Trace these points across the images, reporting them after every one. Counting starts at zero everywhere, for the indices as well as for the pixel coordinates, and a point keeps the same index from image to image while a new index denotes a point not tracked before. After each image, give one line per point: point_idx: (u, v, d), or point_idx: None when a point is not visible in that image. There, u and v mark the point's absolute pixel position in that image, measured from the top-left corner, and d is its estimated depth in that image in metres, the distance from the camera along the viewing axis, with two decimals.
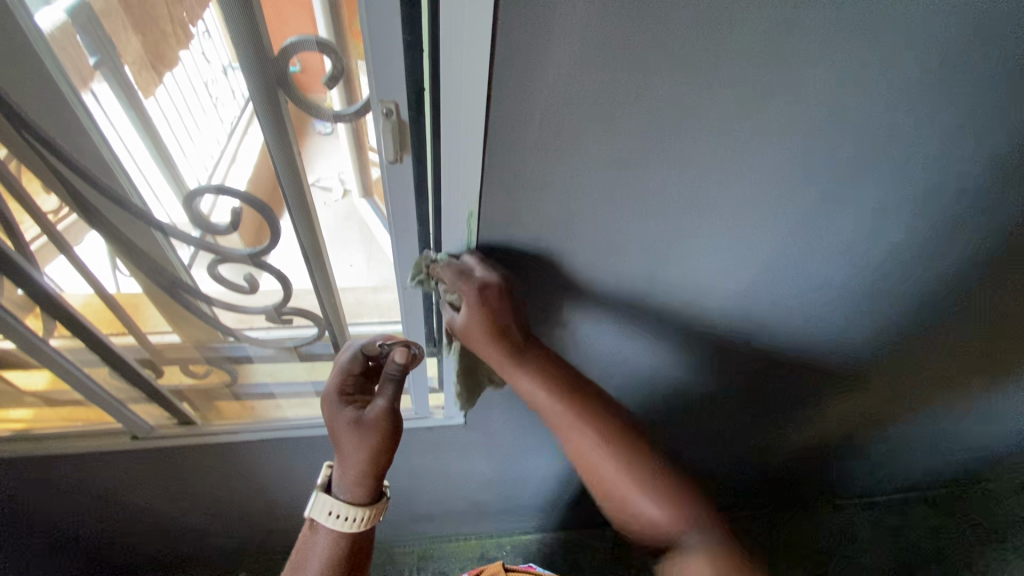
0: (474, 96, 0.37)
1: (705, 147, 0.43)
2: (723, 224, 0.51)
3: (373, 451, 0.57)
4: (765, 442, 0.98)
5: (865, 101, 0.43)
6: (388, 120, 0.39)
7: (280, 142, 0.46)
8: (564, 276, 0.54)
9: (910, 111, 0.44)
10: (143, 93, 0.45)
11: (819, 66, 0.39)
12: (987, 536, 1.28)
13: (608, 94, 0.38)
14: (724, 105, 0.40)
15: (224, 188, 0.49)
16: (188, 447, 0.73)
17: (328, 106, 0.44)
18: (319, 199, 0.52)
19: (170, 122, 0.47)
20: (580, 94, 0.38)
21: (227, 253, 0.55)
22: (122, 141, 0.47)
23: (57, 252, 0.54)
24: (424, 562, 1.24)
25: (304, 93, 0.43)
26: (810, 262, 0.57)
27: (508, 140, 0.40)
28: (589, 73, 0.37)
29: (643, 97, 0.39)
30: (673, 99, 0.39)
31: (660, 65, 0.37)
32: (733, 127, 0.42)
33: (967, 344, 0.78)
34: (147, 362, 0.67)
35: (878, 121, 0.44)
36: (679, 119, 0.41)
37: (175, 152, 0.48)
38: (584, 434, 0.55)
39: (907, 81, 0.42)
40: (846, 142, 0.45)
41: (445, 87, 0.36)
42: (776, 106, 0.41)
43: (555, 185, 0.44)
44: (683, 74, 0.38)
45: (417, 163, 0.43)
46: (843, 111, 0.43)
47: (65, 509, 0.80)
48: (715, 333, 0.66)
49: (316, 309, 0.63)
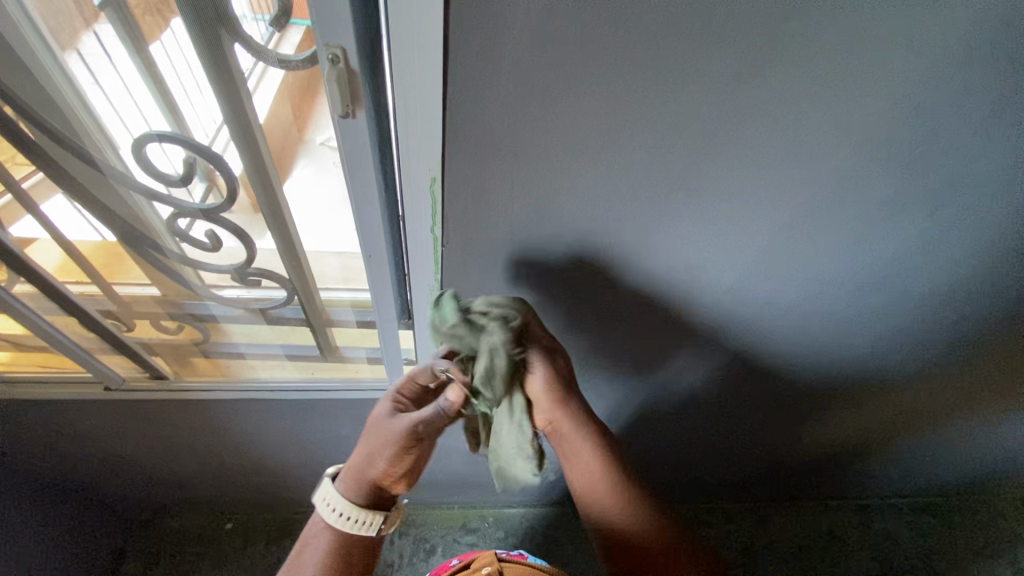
0: (430, 44, 0.33)
1: (690, 118, 0.39)
2: (710, 206, 0.47)
3: (391, 462, 0.55)
4: (754, 439, 0.94)
5: (870, 80, 0.38)
6: (334, 68, 0.35)
7: (223, 86, 0.43)
8: (538, 253, 0.51)
9: (924, 91, 0.39)
10: (149, 38, 0.41)
11: (817, 31, 0.35)
12: (980, 549, 1.24)
13: (582, 54, 0.35)
14: (709, 71, 0.37)
15: (226, 155, 0.48)
16: (160, 401, 0.73)
17: (271, 49, 0.39)
18: (326, 158, 0.46)
19: (180, 76, 0.43)
20: (547, 49, 0.34)
21: (180, 205, 0.53)
22: (128, 92, 0.45)
23: (23, 210, 0.54)
24: (406, 527, 1.25)
25: (245, 30, 0.39)
26: (807, 254, 0.53)
27: (471, 98, 0.37)
28: (559, 29, 0.33)
29: (620, 59, 0.35)
30: (652, 60, 0.36)
31: (636, 23, 0.34)
32: (721, 97, 0.38)
33: (974, 355, 0.73)
34: (111, 313, 0.66)
35: (885, 102, 0.40)
36: (659, 84, 0.37)
37: (181, 100, 0.45)
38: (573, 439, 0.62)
39: (920, 59, 0.37)
40: (846, 125, 0.41)
41: (395, 31, 0.33)
42: (769, 76, 0.37)
43: (525, 153, 0.41)
44: (661, 31, 0.34)
45: (375, 120, 0.39)
46: (846, 87, 0.39)
47: (47, 450, 0.82)
48: (701, 323, 0.62)
49: (283, 273, 0.60)
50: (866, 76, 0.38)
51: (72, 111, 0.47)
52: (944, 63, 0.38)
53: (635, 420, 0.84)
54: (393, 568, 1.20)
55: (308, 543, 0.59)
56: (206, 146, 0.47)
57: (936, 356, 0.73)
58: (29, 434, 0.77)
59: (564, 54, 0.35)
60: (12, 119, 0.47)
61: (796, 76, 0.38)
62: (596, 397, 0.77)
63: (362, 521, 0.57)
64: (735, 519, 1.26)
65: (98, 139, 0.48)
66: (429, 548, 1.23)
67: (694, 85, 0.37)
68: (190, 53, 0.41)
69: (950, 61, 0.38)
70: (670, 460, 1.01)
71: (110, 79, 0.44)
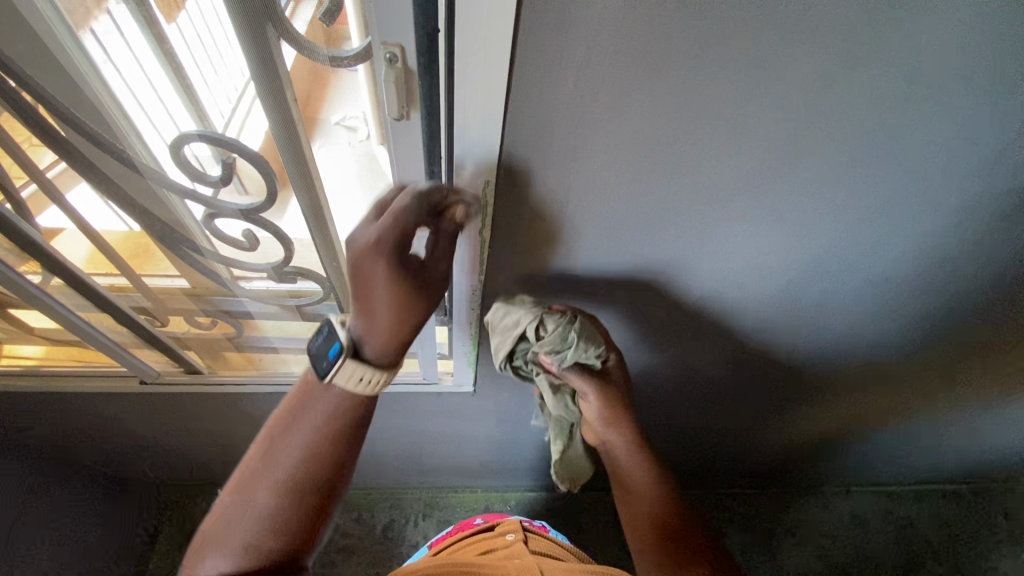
0: (498, 54, 0.33)
1: (749, 121, 0.39)
2: (760, 204, 0.46)
3: (402, 312, 0.44)
4: (782, 425, 0.94)
5: (937, 80, 0.37)
6: (392, 68, 0.34)
7: (269, 89, 0.40)
8: (583, 252, 0.51)
9: (993, 90, 0.38)
10: (166, 18, 0.39)
11: (886, 33, 0.34)
12: (1004, 537, 1.23)
13: (649, 61, 0.34)
14: (772, 73, 0.35)
15: (232, 143, 0.45)
16: (195, 394, 0.73)
17: (285, 13, 0.36)
18: (341, 138, 0.47)
19: (193, 51, 0.41)
20: (614, 58, 0.34)
21: (214, 204, 0.51)
22: (146, 79, 0.42)
23: (48, 201, 0.53)
24: (429, 510, 1.27)
25: (289, 14, 0.37)
26: (852, 249, 0.53)
27: (535, 101, 0.36)
28: (630, 37, 0.33)
29: (691, 57, 0.34)
30: (717, 66, 0.35)
31: (710, 22, 0.32)
32: (783, 99, 0.37)
33: (1010, 341, 0.73)
34: (143, 309, 0.65)
35: (957, 96, 0.38)
36: (724, 85, 0.36)
37: (198, 82, 0.42)
38: (619, 435, 0.66)
39: (1000, 53, 0.36)
40: (914, 117, 0.40)
41: (461, 37, 0.31)
42: (831, 79, 0.36)
43: (584, 150, 0.40)
44: (728, 35, 0.33)
45: (427, 120, 0.38)
46: (908, 88, 0.38)
47: (82, 441, 0.83)
48: (737, 315, 0.62)
49: (319, 270, 0.59)
50: (940, 71, 0.37)
51: (97, 109, 0.44)
52: (1017, 64, 0.37)
53: (661, 405, 0.85)
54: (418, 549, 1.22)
55: (298, 408, 0.49)
56: (236, 140, 0.45)
57: (972, 345, 0.72)
58: (65, 425, 0.78)
59: (633, 54, 0.34)
60: (43, 118, 0.45)
61: (870, 67, 0.36)
62: None
63: (366, 387, 0.48)
64: (756, 506, 1.26)
65: (126, 133, 0.45)
66: None
67: (763, 82, 0.36)
68: (214, 36, 0.40)
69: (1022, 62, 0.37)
70: (694, 445, 1.02)
71: (139, 77, 0.42)
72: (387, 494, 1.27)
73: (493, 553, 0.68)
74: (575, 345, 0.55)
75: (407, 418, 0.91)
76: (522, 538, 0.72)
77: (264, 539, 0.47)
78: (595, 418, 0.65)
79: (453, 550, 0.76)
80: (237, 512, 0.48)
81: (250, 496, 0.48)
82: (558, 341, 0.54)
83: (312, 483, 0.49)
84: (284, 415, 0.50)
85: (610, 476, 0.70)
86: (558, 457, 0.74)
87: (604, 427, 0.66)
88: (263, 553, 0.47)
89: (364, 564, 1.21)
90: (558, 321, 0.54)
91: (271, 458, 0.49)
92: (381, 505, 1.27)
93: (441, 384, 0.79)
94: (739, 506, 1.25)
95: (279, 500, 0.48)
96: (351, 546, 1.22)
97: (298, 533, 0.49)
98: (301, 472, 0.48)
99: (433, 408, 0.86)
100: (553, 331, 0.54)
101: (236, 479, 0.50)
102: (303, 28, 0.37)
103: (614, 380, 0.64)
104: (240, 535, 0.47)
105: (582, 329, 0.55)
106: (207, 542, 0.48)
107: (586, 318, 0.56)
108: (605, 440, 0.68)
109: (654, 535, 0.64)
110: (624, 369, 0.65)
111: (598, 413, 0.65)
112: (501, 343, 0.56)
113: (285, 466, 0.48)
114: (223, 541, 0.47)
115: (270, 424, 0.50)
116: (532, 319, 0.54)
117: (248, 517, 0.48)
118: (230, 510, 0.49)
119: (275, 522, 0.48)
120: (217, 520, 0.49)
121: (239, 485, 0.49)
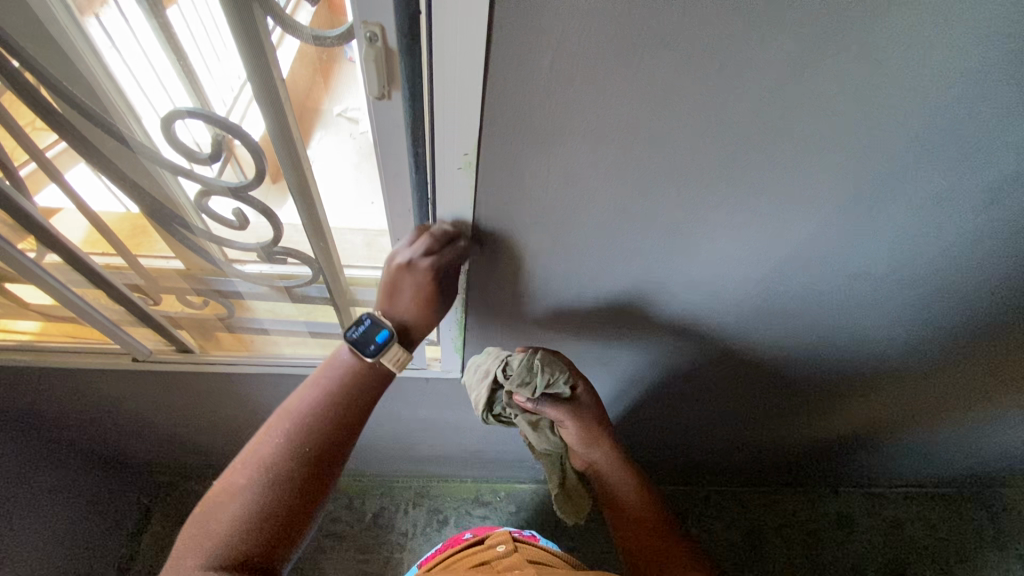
0: (475, 44, 0.34)
1: (714, 120, 0.40)
2: (733, 202, 0.48)
3: (429, 319, 0.55)
4: (769, 425, 0.95)
5: (897, 86, 0.39)
6: (372, 46, 0.36)
7: (257, 64, 0.41)
8: (565, 244, 0.53)
9: (950, 96, 0.40)
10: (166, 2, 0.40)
11: (844, 40, 0.36)
12: (990, 539, 1.23)
13: (617, 58, 0.36)
14: (736, 74, 0.37)
15: (234, 126, 0.46)
16: (186, 372, 0.75)
17: (286, 11, 0.39)
18: (343, 129, 0.48)
19: (198, 43, 0.42)
20: (584, 58, 0.36)
21: (207, 183, 0.52)
22: (148, 64, 0.43)
23: (47, 179, 0.54)
24: (421, 497, 1.28)
25: (289, 10, 0.39)
26: (826, 246, 0.54)
27: (512, 92, 0.38)
28: (599, 35, 0.34)
29: (658, 58, 0.36)
30: (684, 66, 0.37)
31: (678, 24, 0.34)
32: (747, 100, 0.39)
33: (998, 347, 0.73)
34: (137, 287, 0.67)
35: (918, 100, 0.40)
36: (689, 85, 0.38)
37: (201, 71, 0.44)
38: (601, 457, 0.76)
39: (957, 60, 0.37)
40: (879, 121, 0.42)
41: (437, 26, 0.34)
42: (795, 83, 0.38)
43: (564, 142, 0.42)
44: (695, 36, 0.35)
45: (409, 101, 0.40)
46: (871, 93, 0.39)
47: (78, 415, 0.84)
48: (717, 310, 0.64)
49: (309, 253, 0.61)
50: (901, 76, 0.38)
51: (100, 89, 0.45)
52: (974, 71, 0.38)
53: (649, 399, 0.87)
54: (407, 537, 1.24)
55: (328, 382, 0.53)
56: (238, 125, 0.46)
57: (955, 349, 0.73)
58: (61, 401, 0.80)
59: (603, 50, 0.35)
60: (43, 96, 0.47)
61: (840, 65, 0.37)
62: (608, 373, 0.79)
63: (393, 368, 0.55)
64: (744, 504, 1.26)
65: (122, 112, 0.47)
66: (442, 519, 1.26)
67: (734, 77, 0.37)
68: (219, 23, 0.40)
69: (978, 70, 0.38)
70: (680, 441, 1.03)
71: (140, 61, 0.43)
72: (379, 480, 1.29)
73: (488, 565, 0.69)
74: (541, 371, 0.62)
75: (397, 405, 0.92)
76: (513, 549, 0.73)
77: (281, 497, 0.48)
78: (574, 440, 0.74)
79: (446, 565, 0.77)
80: (253, 476, 0.48)
81: (269, 457, 0.49)
82: (525, 372, 0.62)
83: (328, 443, 0.51)
84: (314, 391, 0.53)
85: (602, 500, 0.79)
86: (556, 492, 0.82)
87: (583, 446, 0.74)
88: (280, 513, 0.48)
89: (352, 549, 1.22)
90: (519, 356, 0.62)
91: (296, 425, 0.51)
92: (371, 493, 1.28)
93: (430, 370, 0.80)
94: (727, 503, 1.27)
95: (299, 458, 0.49)
96: (341, 532, 1.24)
97: (309, 498, 0.49)
98: (323, 435, 0.51)
99: (422, 395, 0.88)
100: (517, 367, 0.62)
101: (253, 448, 0.51)
102: (308, 19, 0.39)
103: (581, 411, 0.72)
104: (258, 494, 0.48)
105: (538, 363, 0.62)
106: (218, 508, 0.47)
107: (540, 353, 0.64)
108: (589, 457, 0.76)
109: (659, 543, 0.74)
110: (590, 389, 0.72)
111: (577, 436, 0.73)
112: (480, 394, 0.65)
113: (309, 431, 0.51)
114: (237, 501, 0.47)
115: (296, 399, 0.53)
116: (498, 363, 0.64)
117: (264, 480, 0.48)
118: (244, 475, 0.49)
119: (292, 485, 0.49)
120: (230, 486, 0.48)
121: (259, 450, 0.50)
